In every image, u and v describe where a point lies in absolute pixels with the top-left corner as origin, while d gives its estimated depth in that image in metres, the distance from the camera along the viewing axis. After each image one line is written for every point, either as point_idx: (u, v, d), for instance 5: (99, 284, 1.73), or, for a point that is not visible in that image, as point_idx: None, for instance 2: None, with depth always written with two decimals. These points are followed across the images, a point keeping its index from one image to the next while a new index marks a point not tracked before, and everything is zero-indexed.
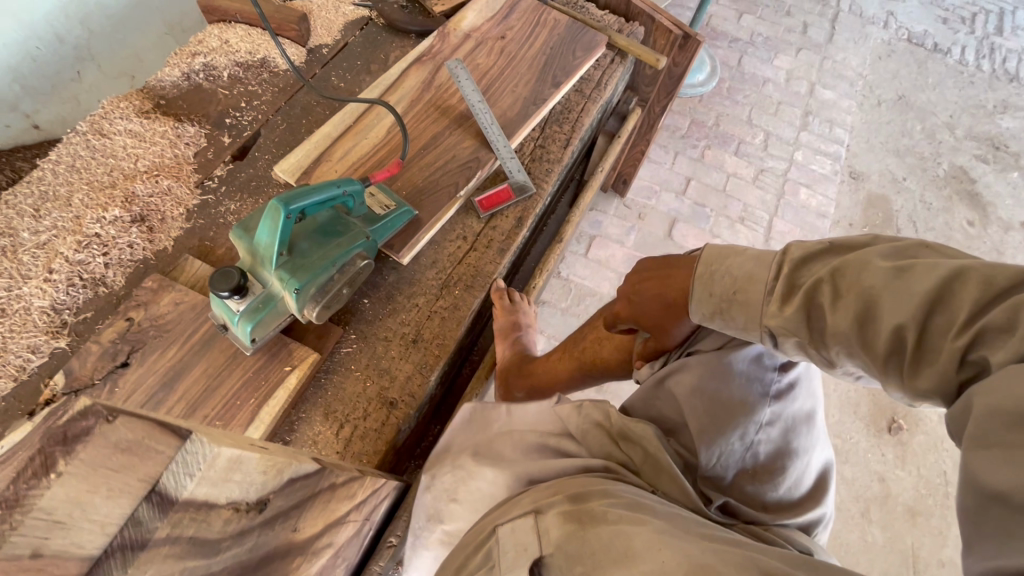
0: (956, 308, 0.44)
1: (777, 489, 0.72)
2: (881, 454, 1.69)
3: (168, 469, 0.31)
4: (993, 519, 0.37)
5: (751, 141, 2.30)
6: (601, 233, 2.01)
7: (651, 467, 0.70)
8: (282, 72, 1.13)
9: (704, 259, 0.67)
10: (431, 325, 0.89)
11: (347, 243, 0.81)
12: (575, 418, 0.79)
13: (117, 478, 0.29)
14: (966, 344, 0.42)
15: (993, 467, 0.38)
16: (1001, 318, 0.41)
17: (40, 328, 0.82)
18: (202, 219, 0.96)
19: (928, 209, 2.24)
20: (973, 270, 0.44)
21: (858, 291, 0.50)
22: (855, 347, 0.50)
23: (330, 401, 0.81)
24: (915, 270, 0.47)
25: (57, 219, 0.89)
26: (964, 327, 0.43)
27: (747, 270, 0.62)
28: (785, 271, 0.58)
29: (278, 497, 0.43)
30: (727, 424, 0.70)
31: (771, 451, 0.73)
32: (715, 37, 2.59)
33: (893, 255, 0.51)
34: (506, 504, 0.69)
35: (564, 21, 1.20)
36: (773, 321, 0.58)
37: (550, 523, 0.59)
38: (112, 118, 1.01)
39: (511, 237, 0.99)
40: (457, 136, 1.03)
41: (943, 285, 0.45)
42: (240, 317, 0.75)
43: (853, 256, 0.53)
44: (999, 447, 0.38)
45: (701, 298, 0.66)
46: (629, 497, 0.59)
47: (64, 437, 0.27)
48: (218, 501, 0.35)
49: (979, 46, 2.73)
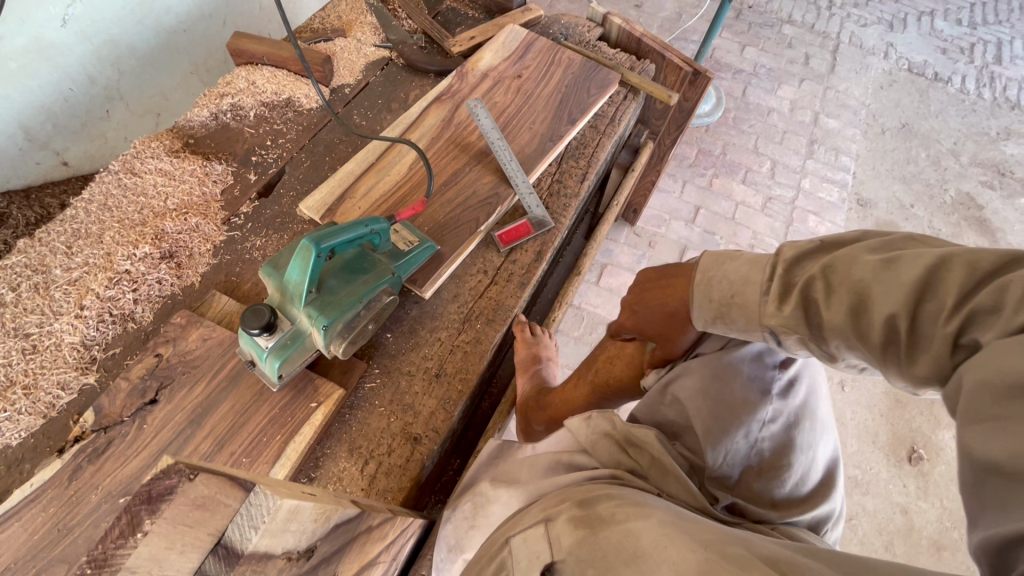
0: (944, 293, 0.45)
1: (785, 486, 0.71)
2: (903, 485, 1.66)
3: (234, 523, 0.35)
4: (991, 490, 0.37)
5: (758, 170, 2.34)
6: (612, 261, 2.03)
7: (656, 469, 0.69)
8: (306, 112, 1.17)
9: (701, 266, 0.69)
10: (453, 359, 0.90)
11: (373, 280, 0.82)
12: (584, 429, 0.77)
13: (190, 533, 0.32)
14: (958, 328, 0.43)
15: (986, 439, 0.38)
16: (987, 301, 0.42)
17: (70, 365, 0.83)
18: (229, 254, 0.98)
19: (937, 235, 2.25)
20: (957, 257, 0.45)
21: (850, 285, 0.51)
22: (853, 339, 0.51)
23: (355, 437, 0.81)
24: (903, 261, 0.48)
25: (89, 255, 0.92)
26: (955, 310, 0.44)
27: (742, 274, 0.64)
28: (778, 273, 0.59)
29: (324, 543, 0.46)
30: (731, 421, 0.70)
31: (776, 447, 0.72)
32: (719, 69, 2.65)
33: (881, 249, 0.52)
34: (516, 516, 0.68)
35: (578, 61, 1.24)
36: (771, 322, 0.59)
37: (560, 530, 0.58)
38: (143, 157, 1.05)
39: (531, 270, 1.00)
40: (477, 173, 1.06)
41: (929, 274, 0.46)
42: (268, 354, 0.75)
43: (843, 253, 0.54)
44: (993, 420, 0.38)
45: (702, 303, 0.68)
46: (632, 497, 0.58)
47: (149, 497, 0.31)
48: (275, 552, 0.39)
49: (979, 75, 2.78)
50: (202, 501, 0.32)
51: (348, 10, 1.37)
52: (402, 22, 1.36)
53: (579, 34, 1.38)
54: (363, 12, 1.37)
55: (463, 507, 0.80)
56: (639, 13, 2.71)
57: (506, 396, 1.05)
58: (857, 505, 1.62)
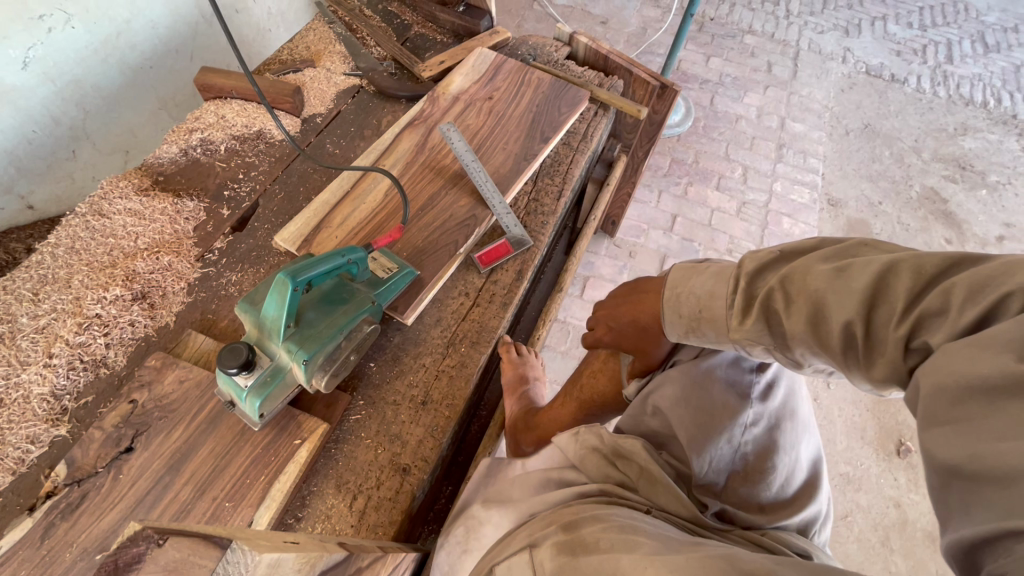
0: (894, 299, 0.46)
1: (770, 489, 0.72)
2: (894, 478, 1.68)
3: None
4: (956, 493, 0.38)
5: (730, 176, 2.39)
6: (594, 273, 2.04)
7: (646, 480, 0.69)
8: (278, 143, 1.16)
9: (670, 283, 0.70)
10: (439, 385, 0.88)
11: (353, 310, 0.81)
12: (573, 445, 0.76)
13: None
14: (909, 332, 0.45)
15: (944, 443, 0.39)
16: (935, 303, 0.44)
17: (40, 417, 0.80)
18: (204, 292, 0.96)
19: (906, 229, 2.31)
20: (904, 262, 0.46)
21: (806, 295, 0.52)
22: (816, 346, 0.52)
23: (342, 471, 0.79)
24: (853, 267, 0.50)
25: (57, 301, 0.89)
26: (904, 315, 0.45)
27: (708, 289, 0.64)
28: (740, 286, 0.60)
29: None
30: (714, 429, 0.70)
31: (759, 450, 0.73)
32: (686, 80, 2.72)
33: (833, 256, 0.53)
34: (505, 540, 0.69)
35: (547, 80, 1.26)
36: (738, 336, 0.60)
37: (544, 554, 0.59)
38: (112, 197, 1.03)
39: (512, 290, 1.00)
40: (453, 196, 1.06)
41: (880, 280, 0.47)
42: (248, 393, 0.74)
43: (798, 263, 0.55)
44: (950, 423, 0.40)
45: (673, 320, 0.69)
46: (619, 520, 0.59)
47: (117, 566, 0.31)
48: None
49: (933, 74, 2.90)
50: (173, 565, 0.33)
51: (316, 40, 1.38)
52: (371, 49, 1.37)
53: (547, 54, 1.40)
54: (332, 41, 1.37)
55: (456, 534, 0.78)
56: (605, 29, 2.77)
57: (494, 418, 1.04)
58: (851, 502, 1.63)
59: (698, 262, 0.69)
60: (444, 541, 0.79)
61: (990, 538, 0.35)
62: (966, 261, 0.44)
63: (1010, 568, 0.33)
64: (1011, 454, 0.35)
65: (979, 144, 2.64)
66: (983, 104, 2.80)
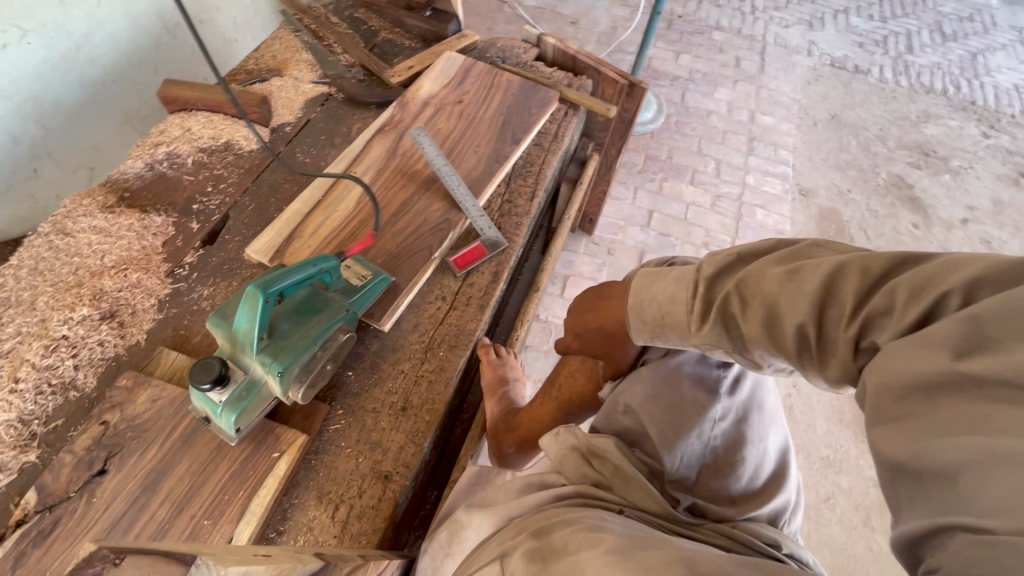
0: (843, 300, 0.49)
1: (741, 480, 0.74)
2: (872, 459, 1.72)
3: None
4: (904, 487, 0.41)
5: (704, 170, 2.42)
6: (574, 272, 2.06)
7: (619, 478, 0.70)
8: (247, 154, 1.15)
9: (634, 288, 0.71)
10: (419, 390, 0.88)
11: (328, 319, 0.81)
12: (553, 445, 0.77)
13: None
14: (858, 332, 0.47)
15: (890, 440, 0.42)
16: (881, 303, 0.46)
17: (8, 444, 0.78)
18: (175, 307, 0.94)
19: (875, 216, 2.37)
20: (851, 264, 0.49)
21: (761, 299, 0.54)
22: (772, 348, 0.54)
23: (323, 482, 0.79)
24: (804, 270, 0.52)
25: (22, 324, 0.87)
26: (852, 316, 0.48)
27: (670, 294, 0.66)
28: (699, 291, 0.61)
29: None
30: (683, 426, 0.72)
31: (729, 444, 0.74)
32: (657, 77, 2.75)
33: (785, 259, 0.56)
34: (477, 550, 0.69)
35: (516, 82, 1.26)
36: (699, 340, 0.61)
37: (514, 565, 0.59)
38: (76, 216, 1.01)
39: (488, 292, 1.00)
40: (426, 200, 1.06)
41: (829, 282, 0.50)
42: (223, 408, 0.73)
43: (752, 267, 0.57)
44: (895, 421, 0.42)
45: (638, 326, 0.70)
46: (589, 522, 0.59)
47: None
48: None
49: (894, 65, 2.99)
50: None
51: (283, 49, 1.37)
52: (339, 57, 1.36)
53: (515, 56, 1.41)
54: (298, 50, 1.36)
55: (440, 536, 0.78)
56: (575, 29, 2.80)
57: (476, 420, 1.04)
58: (833, 484, 1.67)
59: (658, 267, 0.71)
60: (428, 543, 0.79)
61: (930, 532, 0.37)
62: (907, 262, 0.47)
63: (944, 562, 0.35)
64: (948, 450, 0.38)
65: (941, 131, 2.72)
66: (943, 91, 2.89)
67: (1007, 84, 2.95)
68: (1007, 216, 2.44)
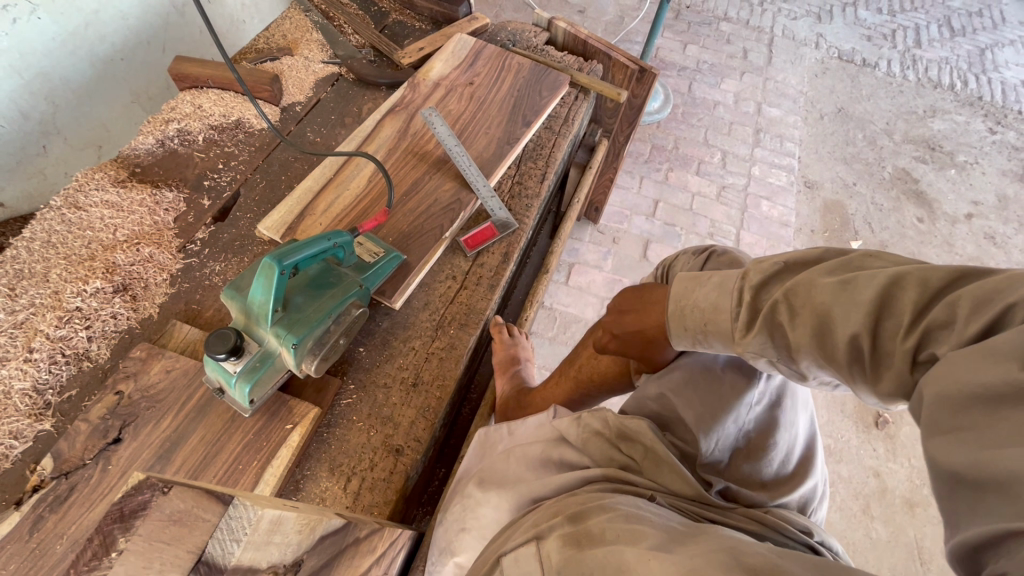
0: (899, 312, 0.49)
1: (772, 465, 0.76)
2: (873, 449, 1.74)
3: (213, 537, 0.36)
4: (963, 498, 0.40)
5: (709, 161, 2.42)
6: (579, 260, 2.06)
7: (650, 460, 0.71)
8: (258, 132, 1.15)
9: (674, 295, 0.71)
10: (430, 366, 0.89)
11: (340, 294, 0.81)
12: (574, 429, 0.78)
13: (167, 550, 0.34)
14: (915, 345, 0.47)
15: (948, 450, 0.41)
16: (941, 316, 0.46)
17: (22, 412, 0.79)
18: (187, 282, 0.95)
19: (880, 210, 2.38)
20: (908, 276, 0.49)
21: (812, 309, 0.54)
22: (822, 358, 0.54)
23: (335, 455, 0.80)
24: (857, 282, 0.52)
25: (35, 296, 0.87)
26: (910, 328, 0.47)
27: (711, 301, 0.66)
28: (745, 299, 0.62)
29: (312, 556, 0.45)
30: (720, 409, 0.74)
31: (760, 428, 0.77)
32: (664, 67, 2.74)
33: (837, 270, 0.55)
34: (509, 529, 0.70)
35: (527, 65, 1.26)
36: (743, 347, 0.62)
37: (551, 548, 0.60)
38: (87, 190, 1.01)
39: (499, 272, 1.01)
40: (437, 180, 1.06)
41: (885, 293, 0.49)
42: (237, 379, 0.73)
43: (801, 278, 0.57)
44: (953, 433, 0.41)
45: (678, 333, 0.71)
46: (625, 509, 0.60)
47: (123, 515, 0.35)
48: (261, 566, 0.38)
49: (902, 58, 2.97)
50: (177, 516, 0.36)
51: (292, 29, 1.36)
52: (349, 37, 1.36)
53: (526, 39, 1.41)
54: (309, 30, 1.36)
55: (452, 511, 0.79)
56: (583, 18, 2.78)
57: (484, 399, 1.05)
58: (833, 473, 1.68)
59: (696, 272, 0.71)
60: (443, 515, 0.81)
61: (994, 539, 0.36)
62: (968, 276, 0.46)
63: (1009, 567, 0.34)
64: (1006, 459, 0.37)
65: (947, 125, 2.72)
66: (951, 86, 2.88)
67: (1015, 80, 2.94)
68: (1011, 212, 2.44)
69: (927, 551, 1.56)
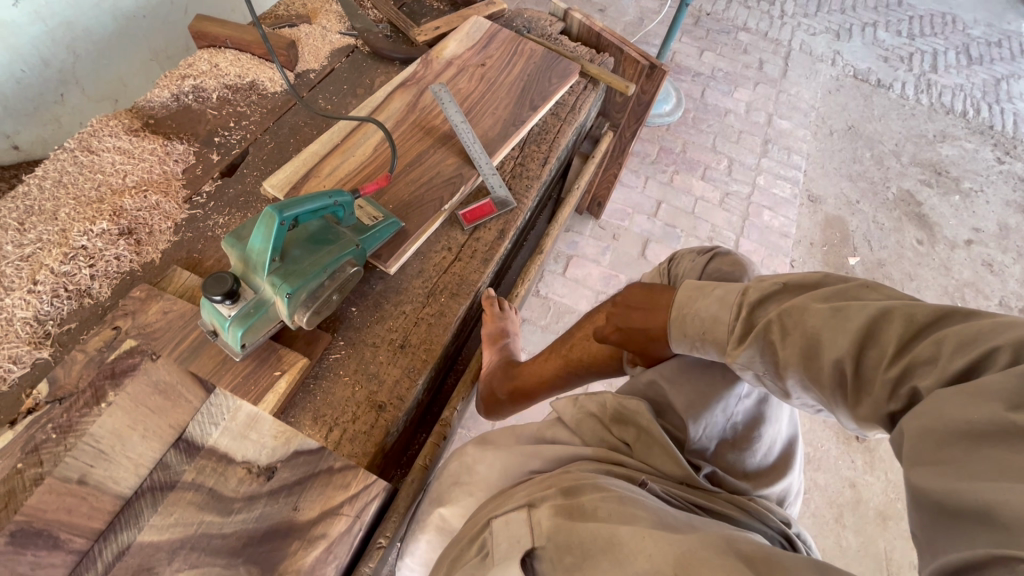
0: (884, 343, 0.50)
1: (755, 456, 0.79)
2: (851, 460, 1.76)
3: (197, 423, 0.62)
4: (949, 529, 0.40)
5: (716, 167, 2.44)
6: (578, 252, 2.08)
7: (641, 442, 0.74)
8: (271, 95, 1.17)
9: (677, 302, 0.72)
10: (418, 330, 0.92)
11: (338, 251, 0.84)
12: (570, 409, 0.83)
13: (154, 423, 0.59)
14: (896, 377, 0.48)
15: (933, 478, 0.42)
16: (924, 352, 0.47)
17: (23, 339, 0.82)
18: (191, 231, 0.97)
19: (881, 229, 2.39)
20: (897, 309, 0.50)
21: (802, 330, 0.56)
22: (808, 378, 0.56)
23: (319, 406, 0.82)
24: (849, 309, 0.53)
25: (43, 232, 0.90)
26: (893, 359, 0.49)
27: (712, 311, 0.67)
28: (742, 313, 0.63)
29: (284, 468, 0.65)
30: (711, 398, 0.75)
31: (748, 420, 0.79)
32: (679, 72, 2.76)
33: (831, 297, 0.57)
34: (502, 496, 0.73)
35: (540, 51, 1.28)
36: (732, 359, 0.64)
37: (541, 515, 0.63)
38: (101, 135, 1.03)
39: (494, 248, 1.03)
40: (442, 154, 1.09)
41: (873, 323, 0.51)
42: (231, 322, 0.76)
43: (796, 300, 0.58)
44: (938, 467, 0.42)
45: (678, 337, 0.71)
46: (619, 490, 0.62)
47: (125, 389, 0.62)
48: (235, 458, 0.63)
49: (917, 82, 2.98)
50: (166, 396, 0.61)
51: None
52: (368, 11, 1.38)
53: (541, 27, 1.43)
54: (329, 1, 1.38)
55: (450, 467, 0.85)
56: (603, 16, 2.80)
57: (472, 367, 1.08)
58: (810, 481, 1.70)
59: (704, 282, 0.72)
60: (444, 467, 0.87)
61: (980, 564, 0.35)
62: (954, 316, 0.48)
63: None
64: (992, 492, 0.37)
65: (956, 151, 2.73)
66: (963, 113, 2.89)
67: None
68: (1011, 241, 2.45)
69: (896, 563, 1.59)
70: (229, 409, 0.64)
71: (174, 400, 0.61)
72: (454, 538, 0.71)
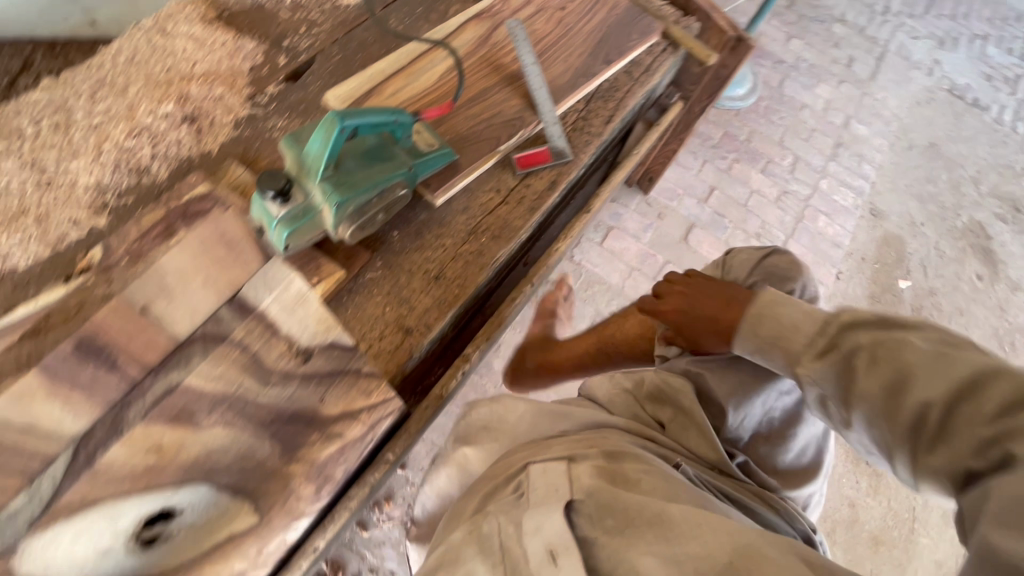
0: (984, 401, 0.50)
1: (788, 455, 0.79)
2: (856, 481, 1.73)
3: (253, 284, 0.56)
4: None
5: (779, 162, 2.33)
6: (619, 225, 2.03)
7: (676, 423, 0.77)
8: (345, 6, 1.15)
9: (760, 301, 0.74)
10: (455, 265, 0.92)
11: (390, 170, 0.84)
12: (604, 385, 0.87)
13: (213, 273, 0.52)
14: (989, 435, 0.48)
15: (1002, 535, 0.41)
16: None
17: (84, 204, 0.85)
18: (250, 130, 0.98)
19: (941, 257, 2.27)
20: (1010, 373, 0.50)
21: (895, 366, 0.57)
22: (882, 414, 0.57)
23: (350, 318, 0.84)
24: (954, 360, 0.54)
25: (112, 105, 0.92)
26: (988, 417, 0.49)
27: (795, 320, 0.70)
28: (830, 331, 0.65)
29: (319, 356, 0.64)
30: (754, 389, 0.76)
31: (786, 418, 0.79)
32: (760, 56, 2.60)
33: (938, 344, 0.57)
34: (537, 445, 0.77)
35: (624, 4, 1.22)
36: (806, 371, 0.66)
37: (581, 471, 0.67)
38: (176, 19, 1.03)
39: (542, 197, 1.01)
40: (506, 94, 1.06)
41: (977, 379, 0.51)
42: (278, 222, 0.76)
43: (898, 335, 0.59)
44: (1009, 524, 0.42)
45: (746, 335, 0.73)
46: (659, 467, 0.66)
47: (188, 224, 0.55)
48: (281, 329, 0.59)
49: (1018, 108, 2.75)
50: (227, 244, 0.53)
51: None
52: None
53: None
54: None
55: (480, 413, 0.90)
56: None
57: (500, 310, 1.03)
58: None
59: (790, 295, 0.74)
60: (470, 410, 0.92)
61: None
62: None
63: None
64: None
65: None
66: None
67: None
68: None
69: None
70: (284, 284, 0.58)
71: (237, 255, 0.54)
72: (486, 475, 0.76)
